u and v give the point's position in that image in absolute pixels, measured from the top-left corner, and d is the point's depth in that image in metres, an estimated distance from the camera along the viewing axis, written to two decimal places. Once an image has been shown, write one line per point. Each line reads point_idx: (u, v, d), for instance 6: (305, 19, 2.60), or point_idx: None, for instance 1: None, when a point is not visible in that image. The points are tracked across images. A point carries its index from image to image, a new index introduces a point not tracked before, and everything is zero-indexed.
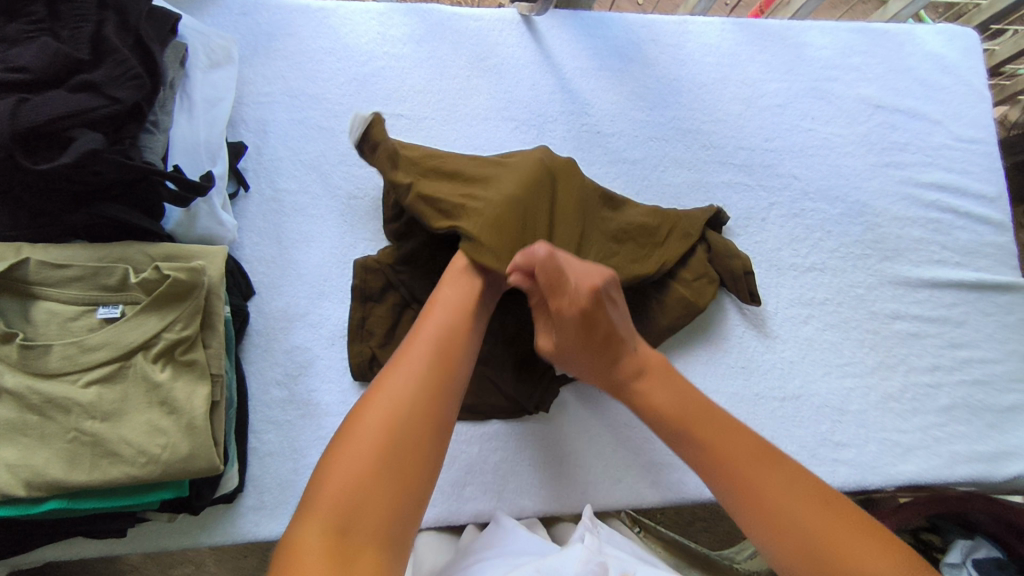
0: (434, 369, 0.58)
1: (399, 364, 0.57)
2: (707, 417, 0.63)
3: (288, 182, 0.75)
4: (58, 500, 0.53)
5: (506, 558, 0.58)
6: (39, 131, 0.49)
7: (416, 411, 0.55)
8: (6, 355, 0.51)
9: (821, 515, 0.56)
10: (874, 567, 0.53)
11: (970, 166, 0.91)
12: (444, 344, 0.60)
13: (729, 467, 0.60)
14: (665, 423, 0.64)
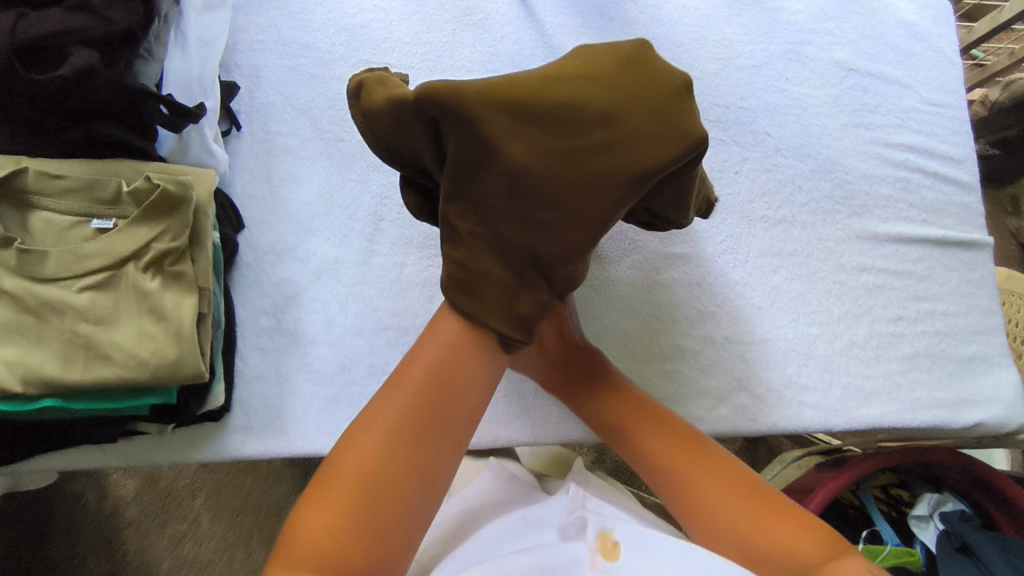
0: (422, 408, 0.53)
1: (386, 399, 0.53)
2: (687, 456, 0.58)
3: (279, 125, 0.78)
4: (53, 399, 0.56)
5: (505, 509, 0.63)
6: (36, 46, 0.53)
7: (398, 455, 0.50)
8: (6, 260, 0.55)
9: (743, 502, 0.55)
10: (788, 545, 0.52)
11: (939, 129, 0.94)
12: (445, 359, 0.55)
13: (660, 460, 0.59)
14: (607, 425, 0.64)
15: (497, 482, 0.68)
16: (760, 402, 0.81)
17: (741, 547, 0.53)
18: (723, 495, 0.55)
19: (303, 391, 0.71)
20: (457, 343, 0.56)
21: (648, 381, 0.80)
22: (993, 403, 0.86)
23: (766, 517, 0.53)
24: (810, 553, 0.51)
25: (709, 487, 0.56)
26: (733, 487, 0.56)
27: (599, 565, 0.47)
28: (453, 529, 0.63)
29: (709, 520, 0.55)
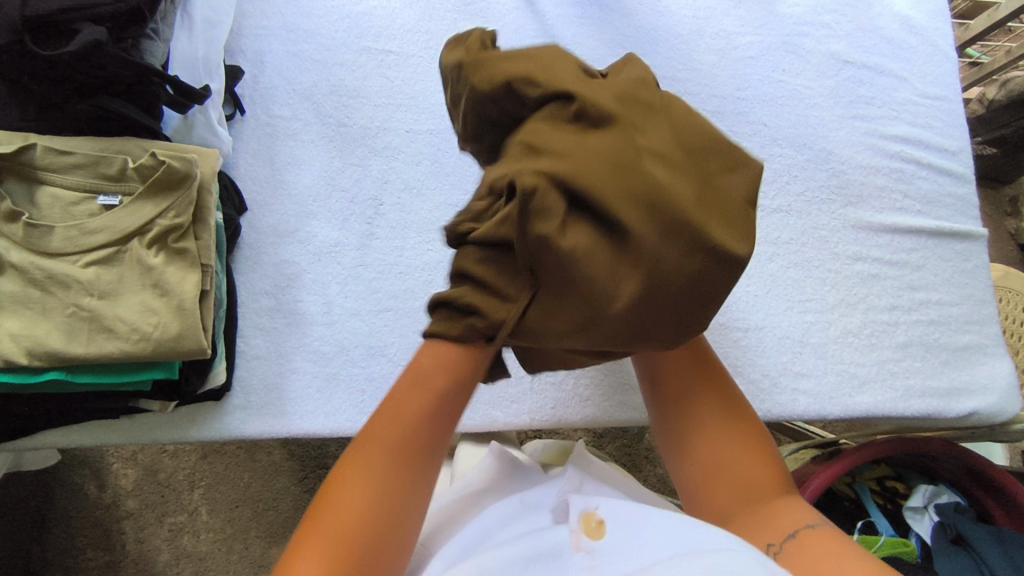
0: (415, 462, 0.49)
1: (373, 455, 0.48)
2: (689, 378, 0.59)
3: (282, 109, 0.79)
4: (57, 371, 0.57)
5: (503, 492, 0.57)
6: (46, 20, 0.55)
7: (392, 513, 0.47)
8: (12, 233, 0.56)
9: (721, 435, 0.56)
10: (744, 475, 0.53)
11: (934, 121, 0.95)
12: (425, 418, 0.50)
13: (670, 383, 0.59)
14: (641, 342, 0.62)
15: (495, 466, 0.63)
16: (755, 387, 0.82)
17: (703, 470, 0.55)
18: (707, 423, 0.56)
19: (302, 370, 0.71)
20: (436, 399, 0.50)
21: None
22: (988, 392, 0.85)
23: (735, 451, 0.55)
24: (764, 492, 0.52)
25: (693, 413, 0.58)
26: (720, 419, 0.57)
27: (584, 545, 0.43)
28: (448, 520, 0.58)
29: (682, 441, 0.57)
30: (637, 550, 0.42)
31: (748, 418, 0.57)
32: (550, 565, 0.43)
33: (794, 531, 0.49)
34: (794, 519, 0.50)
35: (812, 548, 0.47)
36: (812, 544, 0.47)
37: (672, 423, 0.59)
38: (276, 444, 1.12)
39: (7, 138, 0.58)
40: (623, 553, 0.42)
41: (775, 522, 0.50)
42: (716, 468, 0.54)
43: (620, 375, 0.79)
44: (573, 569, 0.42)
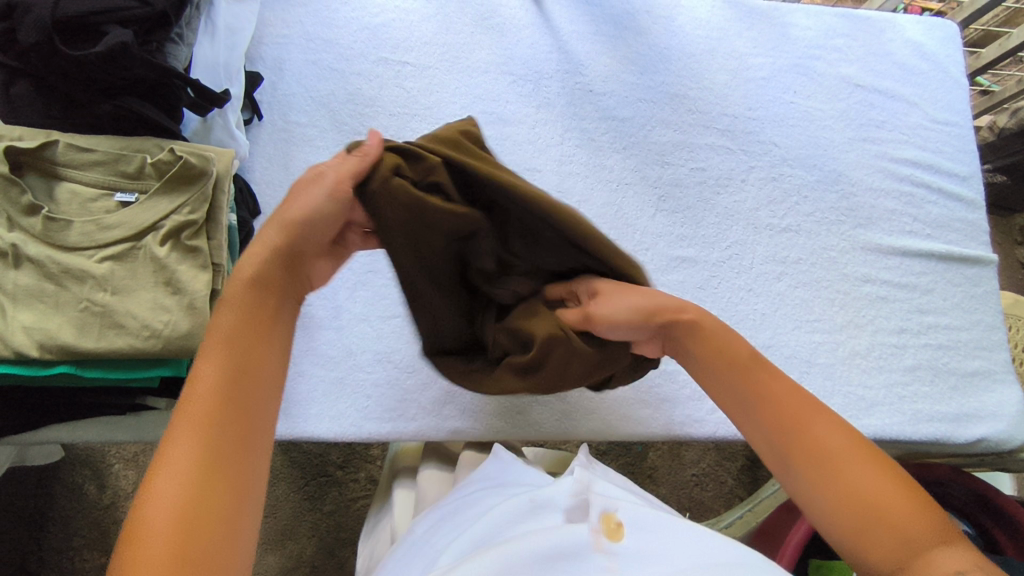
0: (220, 410, 0.44)
1: (177, 435, 0.42)
2: (805, 407, 0.50)
3: (299, 116, 0.81)
4: (66, 365, 0.57)
5: (511, 486, 0.58)
6: (76, 22, 0.57)
7: (204, 479, 0.41)
8: (31, 226, 0.57)
9: (868, 471, 0.46)
10: (897, 514, 0.44)
11: (944, 146, 0.96)
12: (245, 351, 0.47)
13: (777, 410, 0.51)
14: (722, 359, 0.55)
15: (495, 461, 0.63)
16: None
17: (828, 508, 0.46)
18: (847, 453, 0.47)
19: (309, 374, 0.72)
20: (255, 328, 0.49)
21: (649, 379, 0.79)
22: (997, 419, 0.84)
23: (844, 465, 0.47)
24: (883, 508, 0.45)
25: (819, 433, 0.49)
26: (853, 454, 0.47)
27: (604, 546, 0.45)
28: (443, 513, 0.56)
29: (818, 463, 0.48)
30: (655, 557, 0.44)
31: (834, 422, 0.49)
32: (572, 563, 0.44)
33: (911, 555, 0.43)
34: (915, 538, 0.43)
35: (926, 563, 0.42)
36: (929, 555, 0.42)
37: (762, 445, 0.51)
38: (278, 450, 1.13)
39: (32, 134, 0.59)
40: (644, 560, 0.44)
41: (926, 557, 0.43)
42: (872, 514, 0.45)
43: (625, 389, 0.79)
44: (594, 568, 0.44)
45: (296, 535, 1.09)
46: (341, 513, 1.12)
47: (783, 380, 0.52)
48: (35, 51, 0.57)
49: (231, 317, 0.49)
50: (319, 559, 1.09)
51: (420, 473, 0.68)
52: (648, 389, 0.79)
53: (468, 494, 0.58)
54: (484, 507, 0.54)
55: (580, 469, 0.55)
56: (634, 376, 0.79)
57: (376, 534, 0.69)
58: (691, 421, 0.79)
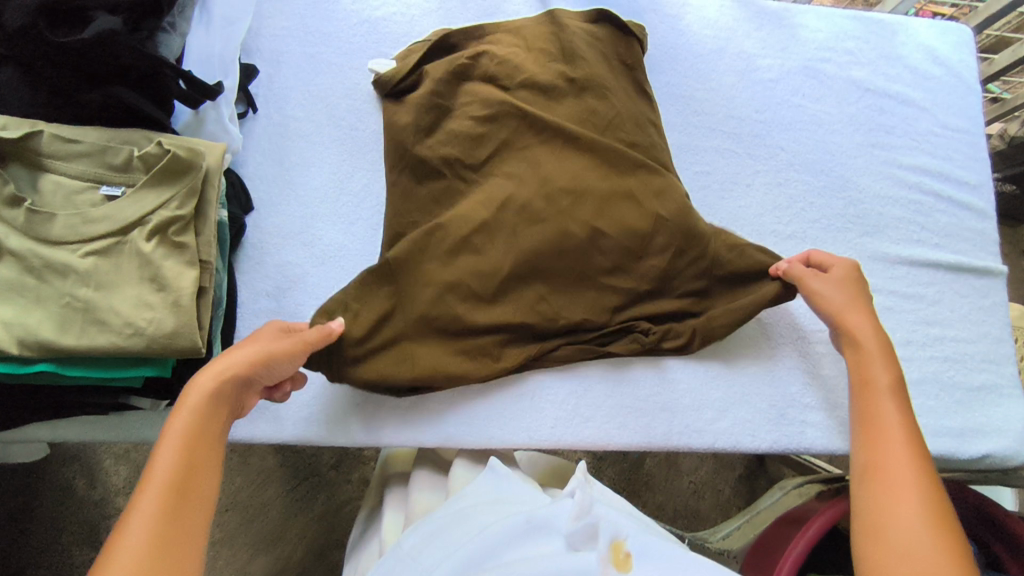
0: (174, 488, 0.50)
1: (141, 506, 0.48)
2: (913, 452, 0.59)
3: (295, 109, 0.79)
4: (47, 363, 0.56)
5: (504, 501, 0.57)
6: (64, 9, 0.55)
7: (165, 544, 0.47)
8: (13, 219, 0.55)
9: (937, 548, 0.51)
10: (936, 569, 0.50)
11: (955, 154, 0.95)
12: (190, 478, 0.51)
13: (874, 459, 0.60)
14: (885, 387, 0.65)
15: (489, 474, 0.61)
16: (762, 418, 0.79)
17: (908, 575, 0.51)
18: (926, 533, 0.53)
19: (297, 376, 0.71)
20: (208, 419, 0.54)
21: (647, 388, 0.77)
22: (1001, 435, 0.82)
23: (901, 493, 0.56)
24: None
25: (914, 500, 0.55)
26: (929, 520, 0.53)
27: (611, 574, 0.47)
28: (433, 526, 0.54)
29: (881, 476, 0.58)
30: None
31: (945, 511, 0.55)
32: None
33: None
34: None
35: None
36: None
37: (871, 462, 0.60)
38: (271, 449, 1.12)
39: (14, 122, 0.56)
40: None
41: None
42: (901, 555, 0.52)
43: (620, 397, 0.76)
44: None
45: (288, 535, 1.08)
46: (333, 515, 1.10)
47: (904, 445, 0.60)
48: (19, 36, 0.54)
49: (185, 425, 0.53)
50: (310, 561, 1.08)
51: (411, 487, 0.67)
52: (647, 398, 0.77)
53: (459, 509, 0.56)
54: (480, 523, 0.53)
55: (581, 486, 0.53)
56: (632, 385, 0.77)
57: (366, 541, 0.68)
58: (691, 434, 0.77)
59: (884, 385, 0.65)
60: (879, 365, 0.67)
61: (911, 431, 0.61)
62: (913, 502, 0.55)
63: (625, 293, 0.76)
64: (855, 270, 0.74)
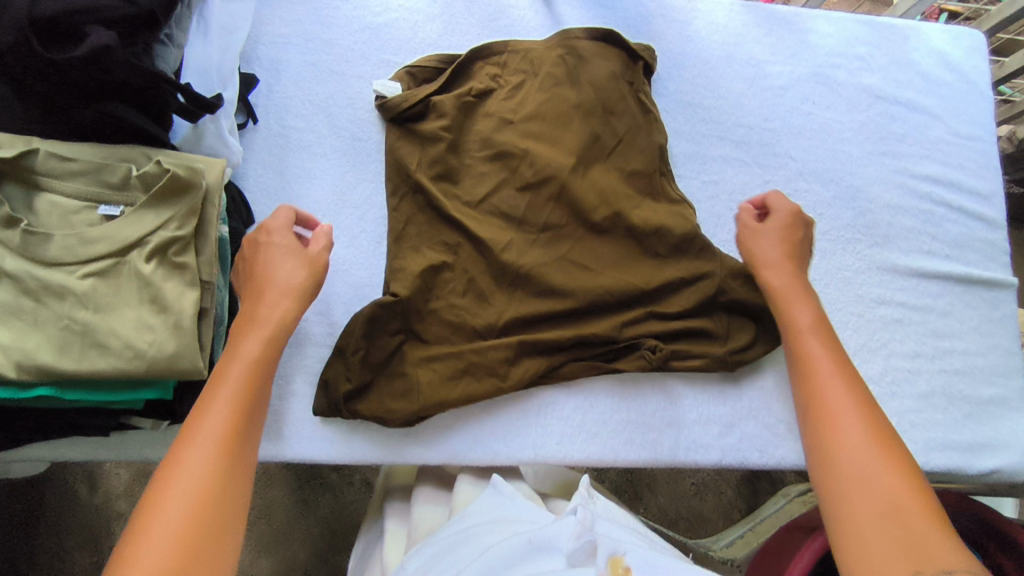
0: (238, 404, 0.53)
1: (207, 411, 0.51)
2: (845, 381, 0.61)
3: (295, 119, 0.78)
4: (47, 387, 0.55)
5: (507, 519, 0.56)
6: (57, 23, 0.53)
7: (228, 453, 0.50)
8: (9, 240, 0.53)
9: (888, 466, 0.52)
10: (885, 482, 0.51)
11: (966, 162, 0.93)
12: (247, 399, 0.54)
13: (815, 392, 0.61)
14: (817, 326, 0.67)
15: (495, 495, 0.60)
16: (770, 432, 0.78)
17: (872, 508, 0.50)
18: (873, 454, 0.53)
19: (301, 393, 0.70)
20: (270, 343, 0.59)
21: (654, 403, 0.76)
22: (1011, 449, 0.82)
23: (845, 420, 0.57)
24: (940, 545, 0.47)
25: (856, 423, 0.57)
26: (872, 439, 0.55)
27: None
28: (436, 550, 0.54)
29: (826, 408, 0.59)
30: None
31: (890, 432, 0.56)
32: None
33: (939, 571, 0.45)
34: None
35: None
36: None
37: (813, 396, 0.61)
38: None
39: (8, 141, 0.55)
40: None
41: (914, 554, 0.46)
42: (851, 478, 0.53)
43: (627, 413, 0.76)
44: None
45: (291, 541, 1.08)
46: (336, 518, 1.09)
47: (835, 373, 0.62)
48: (11, 52, 0.52)
49: (253, 351, 0.57)
50: (313, 565, 1.08)
51: (414, 506, 0.66)
52: (654, 413, 0.76)
53: (462, 530, 0.55)
54: (480, 548, 0.51)
55: (582, 505, 0.53)
56: (639, 400, 0.76)
57: (368, 560, 0.67)
58: (700, 449, 0.76)
59: (817, 325, 0.67)
60: (798, 306, 0.70)
61: (847, 364, 0.63)
62: (858, 424, 0.56)
63: (630, 314, 0.77)
64: (795, 216, 0.75)
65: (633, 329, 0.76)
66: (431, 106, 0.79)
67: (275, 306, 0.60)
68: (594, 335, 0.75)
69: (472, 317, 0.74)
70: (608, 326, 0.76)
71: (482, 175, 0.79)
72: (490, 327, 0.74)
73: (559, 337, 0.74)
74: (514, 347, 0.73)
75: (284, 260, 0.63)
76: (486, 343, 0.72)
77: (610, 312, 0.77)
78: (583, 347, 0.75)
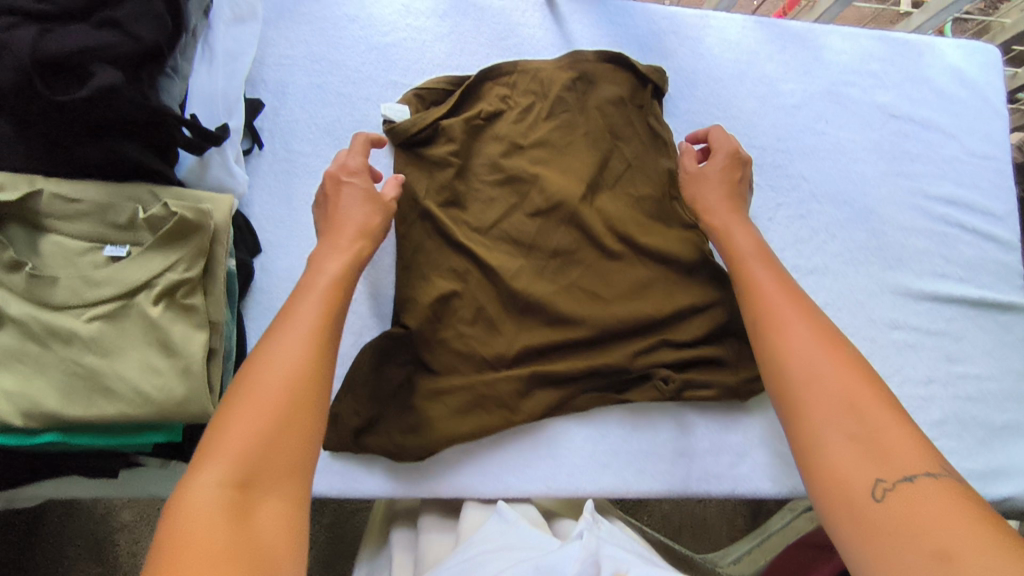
0: (325, 310, 0.55)
1: (297, 310, 0.54)
2: (788, 296, 0.62)
3: (301, 144, 0.76)
4: (54, 433, 0.53)
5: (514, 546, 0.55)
6: (59, 63, 0.51)
7: (316, 350, 0.51)
8: (13, 284, 0.52)
9: (838, 370, 0.53)
10: (836, 385, 0.52)
11: (981, 182, 0.92)
12: (331, 306, 0.55)
13: (762, 307, 0.62)
14: (756, 251, 0.68)
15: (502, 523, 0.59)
16: (783, 461, 0.77)
17: (847, 417, 0.51)
18: (823, 360, 0.54)
19: None
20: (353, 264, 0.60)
21: (666, 433, 0.76)
22: None
23: (792, 332, 0.58)
24: (907, 454, 0.48)
25: (802, 334, 0.57)
26: (820, 345, 0.56)
27: None
28: None
29: (771, 322, 0.60)
30: None
31: (840, 337, 0.57)
32: None
33: (896, 480, 0.47)
34: (950, 542, 0.42)
35: (906, 495, 0.45)
36: (916, 499, 0.45)
37: (757, 312, 0.62)
38: None
39: (10, 182, 0.53)
40: None
41: (876, 462, 0.48)
42: (806, 390, 0.53)
43: (639, 444, 0.75)
44: None
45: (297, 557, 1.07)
46: (341, 523, 1.09)
47: (780, 290, 0.62)
48: (14, 95, 0.51)
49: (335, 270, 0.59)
50: None
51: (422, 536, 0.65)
52: (666, 443, 0.75)
53: (470, 559, 0.54)
54: (484, 575, 0.50)
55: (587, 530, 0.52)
56: (650, 430, 0.76)
57: None
58: (713, 479, 0.76)
59: (756, 249, 0.68)
60: (739, 232, 0.70)
61: (791, 283, 0.64)
62: (805, 333, 0.57)
63: (642, 343, 0.76)
64: (734, 154, 0.75)
65: (645, 359, 0.75)
66: (440, 130, 0.77)
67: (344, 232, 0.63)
68: (605, 367, 0.74)
69: (483, 348, 0.73)
70: (621, 357, 0.75)
71: (492, 201, 0.77)
72: (500, 359, 0.73)
73: (569, 369, 0.73)
74: (525, 378, 0.72)
75: (359, 204, 0.65)
76: (497, 375, 0.72)
77: (622, 340, 0.76)
78: (594, 378, 0.75)
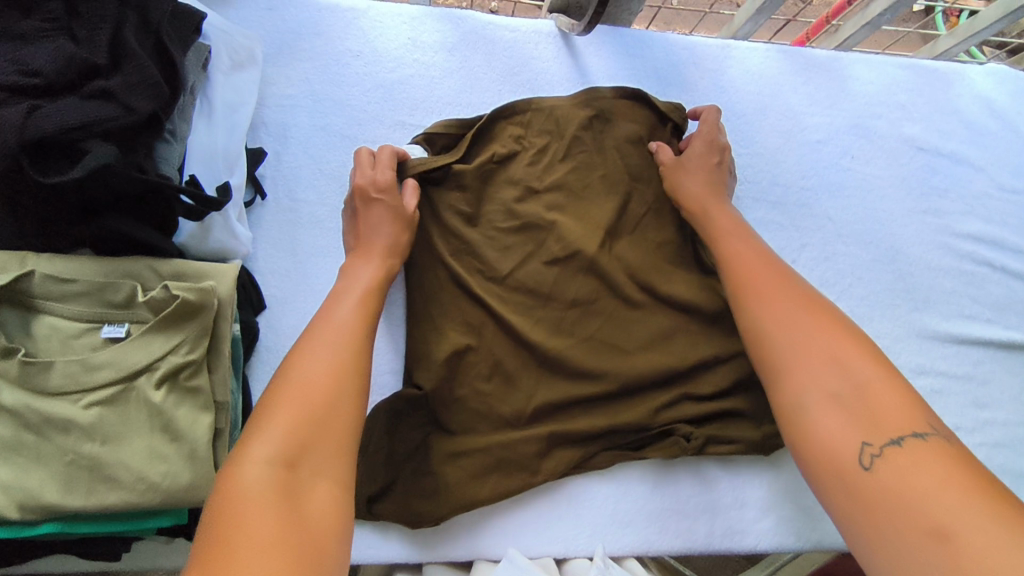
0: (359, 305, 0.60)
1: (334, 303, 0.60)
2: (769, 266, 0.67)
3: (306, 192, 0.72)
4: (53, 524, 0.51)
5: None
6: (50, 142, 0.49)
7: (352, 338, 0.57)
8: (5, 371, 0.49)
9: (817, 333, 0.59)
10: (819, 347, 0.58)
11: (1011, 218, 0.89)
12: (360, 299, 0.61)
13: (745, 276, 0.67)
14: (739, 226, 0.72)
15: None
16: (808, 515, 0.75)
17: (837, 386, 0.55)
18: (805, 324, 0.60)
19: None
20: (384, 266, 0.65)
21: (688, 489, 0.73)
22: None
23: (777, 299, 0.63)
24: (902, 423, 0.51)
25: (785, 302, 0.63)
26: (802, 310, 0.61)
27: None
28: None
29: (755, 291, 0.65)
30: None
31: (821, 303, 0.62)
32: None
33: (883, 443, 0.50)
34: (941, 509, 0.45)
35: (898, 467, 0.48)
36: (903, 459, 0.49)
37: (740, 278, 0.67)
38: None
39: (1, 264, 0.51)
40: None
41: (866, 426, 0.52)
42: (791, 354, 0.59)
43: (660, 501, 0.72)
44: None
45: None
46: None
47: (763, 259, 0.68)
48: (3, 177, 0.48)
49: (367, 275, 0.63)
50: None
51: None
52: (688, 500, 0.73)
53: None
54: None
55: None
56: (671, 486, 0.73)
57: None
58: (736, 536, 0.73)
59: (739, 228, 0.72)
60: (717, 209, 0.74)
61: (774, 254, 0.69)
62: (787, 301, 0.63)
63: (662, 398, 0.73)
64: (710, 142, 0.77)
65: (667, 415, 0.73)
66: (451, 176, 0.74)
67: (374, 242, 0.66)
68: (626, 424, 0.72)
69: (497, 406, 0.70)
70: (641, 413, 0.72)
71: (506, 249, 0.74)
72: (516, 418, 0.70)
73: (588, 426, 0.71)
74: (543, 438, 0.69)
75: (382, 224, 0.67)
76: (513, 436, 0.69)
77: (643, 395, 0.74)
78: (613, 435, 0.72)
